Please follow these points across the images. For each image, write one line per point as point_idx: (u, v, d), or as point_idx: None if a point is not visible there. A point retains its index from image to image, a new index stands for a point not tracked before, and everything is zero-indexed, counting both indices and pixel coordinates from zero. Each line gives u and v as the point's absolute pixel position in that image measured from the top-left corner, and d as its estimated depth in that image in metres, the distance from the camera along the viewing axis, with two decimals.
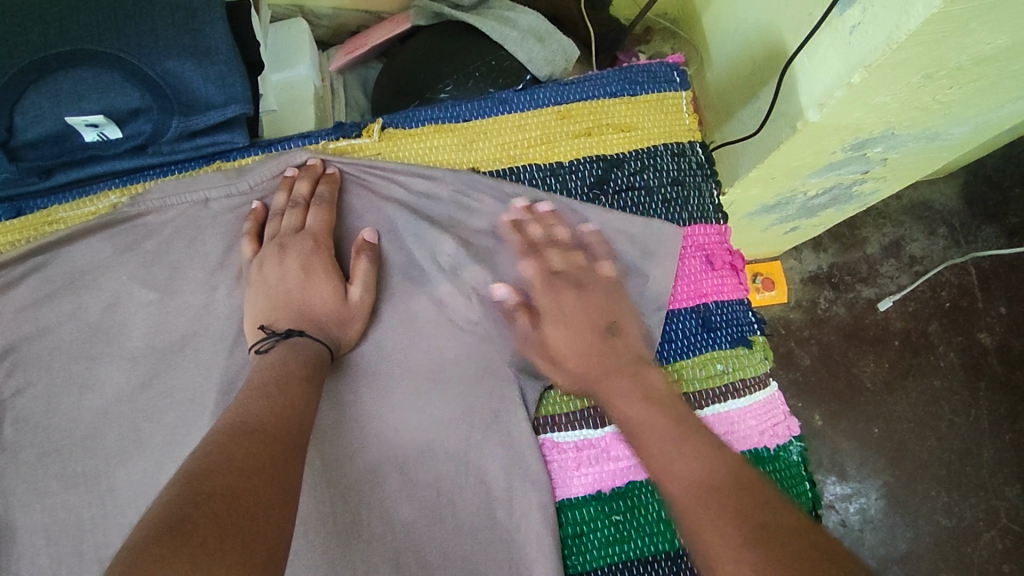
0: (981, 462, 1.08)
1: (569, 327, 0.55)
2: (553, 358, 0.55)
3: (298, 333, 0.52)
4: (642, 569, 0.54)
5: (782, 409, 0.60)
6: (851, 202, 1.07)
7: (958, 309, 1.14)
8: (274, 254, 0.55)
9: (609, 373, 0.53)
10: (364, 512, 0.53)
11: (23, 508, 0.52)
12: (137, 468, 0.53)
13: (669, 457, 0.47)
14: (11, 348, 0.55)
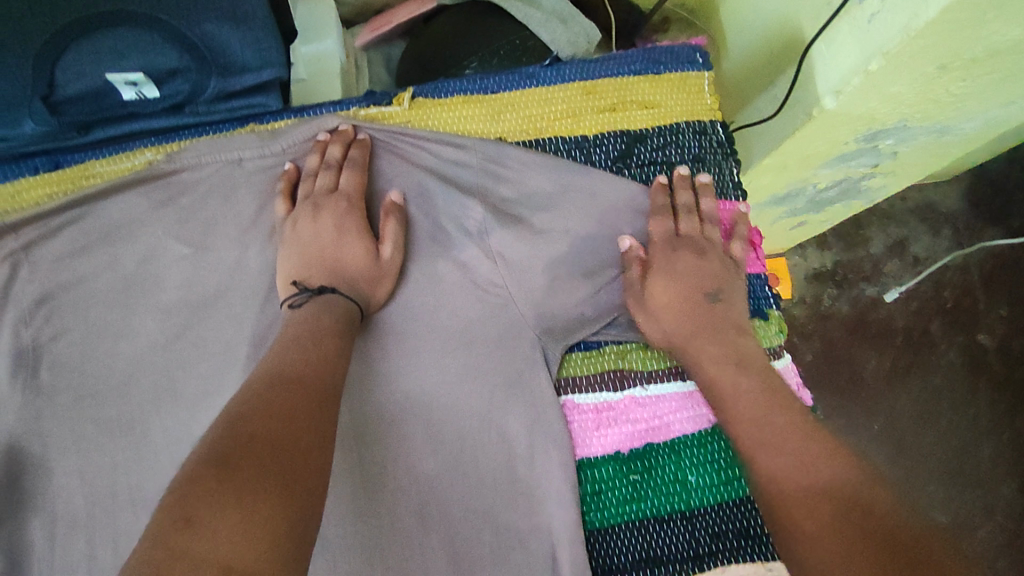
0: (979, 459, 1.10)
1: (674, 282, 0.57)
2: (651, 309, 0.58)
3: (331, 292, 0.53)
4: (658, 527, 0.55)
5: (795, 379, 0.62)
6: (859, 197, 1.09)
7: (959, 308, 1.16)
8: (308, 213, 0.57)
9: (701, 334, 0.56)
10: (392, 466, 0.55)
11: (57, 450, 0.53)
12: (171, 415, 0.55)
13: (751, 426, 0.50)
14: (48, 295, 0.56)
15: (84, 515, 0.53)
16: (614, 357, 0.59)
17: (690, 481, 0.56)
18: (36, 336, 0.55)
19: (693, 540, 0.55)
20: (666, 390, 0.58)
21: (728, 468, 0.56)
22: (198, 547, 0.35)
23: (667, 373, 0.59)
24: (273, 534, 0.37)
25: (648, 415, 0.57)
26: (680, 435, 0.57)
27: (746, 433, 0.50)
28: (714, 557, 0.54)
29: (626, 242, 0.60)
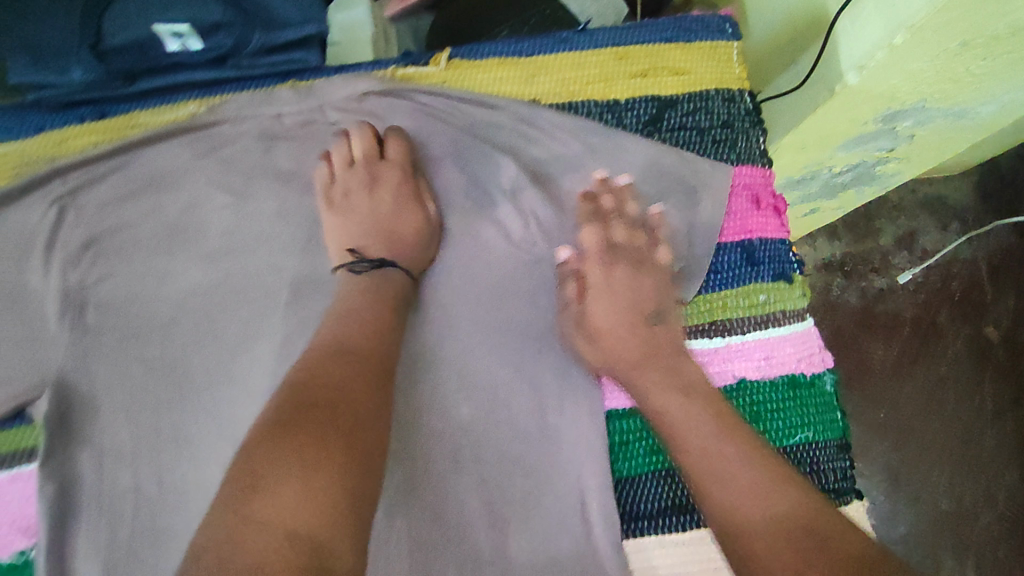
0: (983, 448, 1.10)
1: (615, 300, 0.59)
2: (589, 333, 0.58)
3: (390, 265, 0.56)
4: None
5: (817, 341, 0.61)
6: (873, 183, 1.11)
7: (968, 300, 1.17)
8: (361, 187, 0.60)
9: (641, 362, 0.56)
10: (424, 416, 0.56)
11: (104, 386, 0.56)
12: (215, 355, 0.57)
13: (701, 455, 0.49)
14: (94, 239, 0.58)
15: (128, 450, 0.55)
16: None
17: None
18: (83, 278, 0.57)
19: None
20: (693, 346, 0.60)
21: (753, 422, 0.58)
22: (263, 511, 0.39)
23: (695, 330, 0.60)
24: (329, 498, 0.40)
25: None
26: None
27: (696, 465, 0.49)
28: None
29: (563, 253, 0.61)
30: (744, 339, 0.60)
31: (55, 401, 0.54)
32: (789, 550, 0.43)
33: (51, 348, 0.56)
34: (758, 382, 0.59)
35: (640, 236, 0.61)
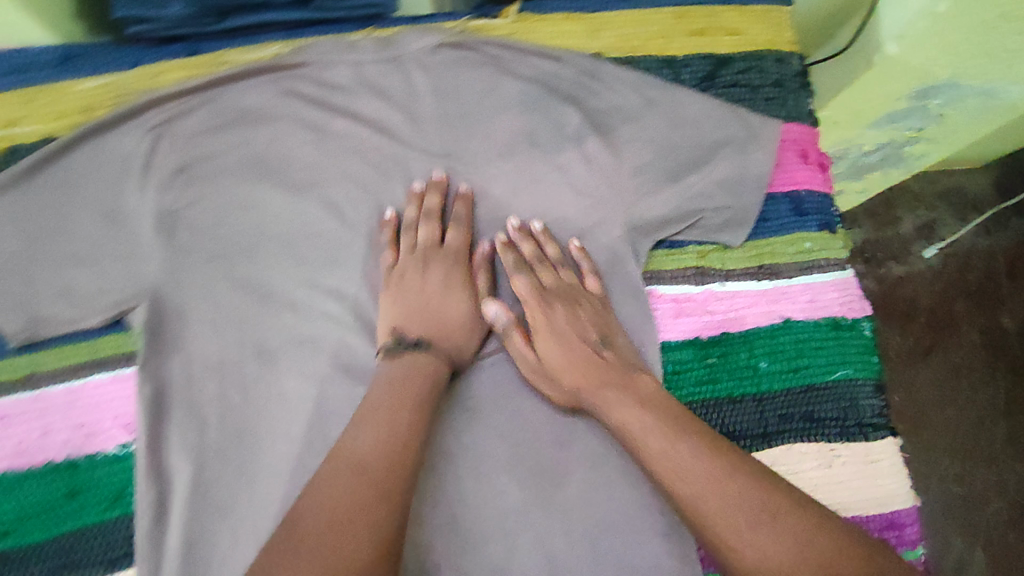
0: (994, 437, 1.10)
1: (562, 339, 0.58)
2: (550, 375, 0.57)
3: (432, 342, 0.57)
4: (730, 406, 0.60)
5: (857, 290, 0.65)
6: (898, 167, 1.12)
7: (984, 292, 1.17)
8: (417, 267, 0.61)
9: (604, 384, 0.55)
10: (492, 341, 0.62)
11: (195, 298, 0.60)
12: (298, 276, 0.62)
13: (668, 458, 0.48)
14: (184, 165, 0.62)
15: (216, 357, 0.59)
16: (697, 256, 0.64)
17: (760, 368, 0.61)
18: (175, 202, 0.61)
19: (761, 419, 0.60)
20: (742, 287, 0.63)
21: (796, 359, 0.62)
22: None
23: (745, 273, 0.64)
24: None
25: (725, 308, 0.63)
26: (753, 328, 0.62)
27: (661, 465, 0.48)
28: (780, 436, 0.60)
29: (491, 310, 0.60)
30: (790, 283, 0.64)
31: (149, 310, 0.59)
32: (746, 522, 0.44)
33: (146, 263, 0.60)
34: (802, 323, 0.63)
35: (567, 275, 0.61)
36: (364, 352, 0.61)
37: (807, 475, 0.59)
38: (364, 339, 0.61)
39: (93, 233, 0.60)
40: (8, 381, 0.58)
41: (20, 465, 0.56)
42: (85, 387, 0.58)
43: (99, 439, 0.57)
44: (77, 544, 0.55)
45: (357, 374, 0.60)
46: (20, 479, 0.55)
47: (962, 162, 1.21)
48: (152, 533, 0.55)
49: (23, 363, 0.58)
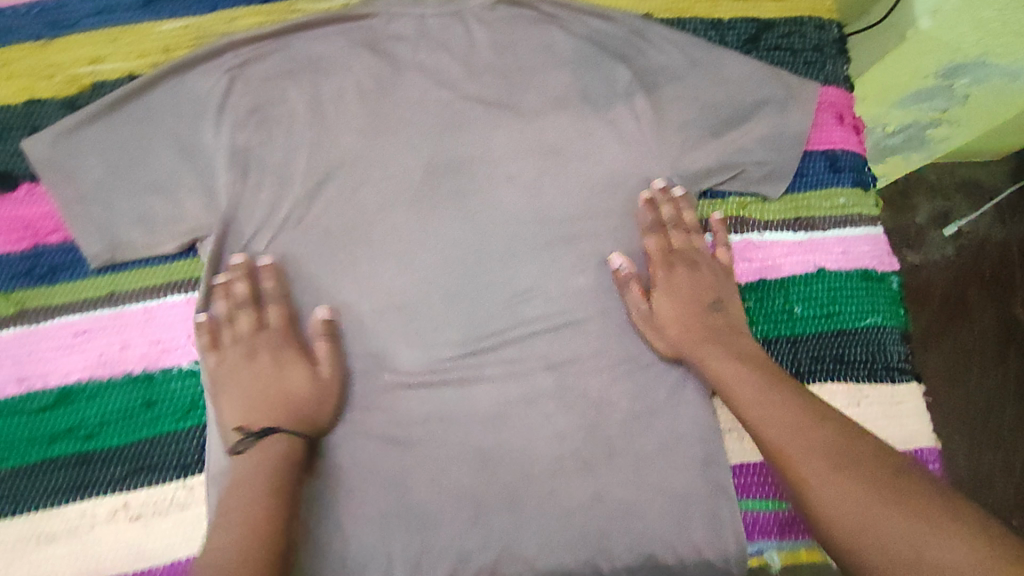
0: (1004, 420, 1.02)
1: (678, 297, 0.63)
2: (658, 325, 0.62)
3: (276, 429, 0.57)
4: (765, 346, 0.64)
5: (887, 246, 0.68)
6: (920, 150, 1.04)
7: (1000, 280, 1.07)
8: (244, 358, 0.60)
9: (705, 340, 0.61)
10: (539, 283, 0.63)
11: (258, 236, 0.63)
12: (354, 215, 0.64)
13: (756, 408, 0.56)
14: (252, 107, 0.65)
15: (275, 290, 0.62)
16: (737, 207, 0.68)
17: (795, 312, 0.65)
18: (247, 141, 0.64)
19: (794, 359, 0.64)
20: (779, 238, 0.67)
21: (829, 305, 0.65)
22: None
23: (782, 224, 0.68)
24: None
25: (763, 256, 0.67)
26: (789, 275, 0.66)
27: (752, 411, 0.56)
28: (811, 375, 0.64)
29: (616, 260, 0.64)
30: (825, 236, 0.67)
31: (216, 239, 0.62)
32: (826, 468, 0.50)
33: (210, 198, 0.63)
34: (835, 273, 0.66)
35: (695, 241, 0.66)
36: (418, 289, 0.63)
37: (836, 413, 0.64)
38: (415, 277, 0.63)
39: (169, 164, 0.62)
40: (90, 299, 0.61)
41: (102, 375, 0.60)
42: (161, 306, 0.62)
43: (173, 355, 0.61)
44: (156, 448, 0.59)
45: (412, 309, 0.62)
46: (101, 388, 0.59)
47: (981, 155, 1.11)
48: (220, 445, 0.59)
49: (104, 283, 0.62)
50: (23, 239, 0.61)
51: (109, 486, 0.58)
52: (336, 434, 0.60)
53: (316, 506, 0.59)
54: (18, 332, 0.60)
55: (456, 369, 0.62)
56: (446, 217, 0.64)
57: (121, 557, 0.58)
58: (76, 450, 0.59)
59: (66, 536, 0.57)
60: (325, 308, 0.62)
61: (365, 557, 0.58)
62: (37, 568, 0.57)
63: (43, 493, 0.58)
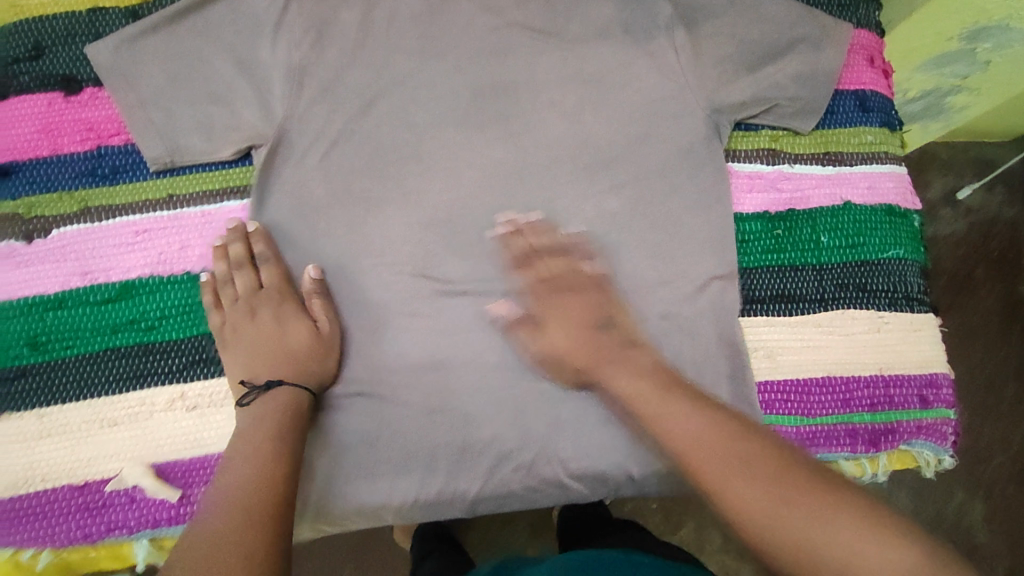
0: (1004, 396, 1.06)
1: (533, 318, 0.62)
2: (557, 358, 0.62)
3: (278, 384, 0.59)
4: (791, 273, 0.68)
5: (910, 184, 0.72)
6: (937, 119, 1.06)
7: (1005, 260, 1.12)
8: (245, 316, 0.61)
9: (604, 363, 0.59)
10: (582, 205, 0.66)
11: (300, 155, 0.64)
12: (403, 136, 0.66)
13: (674, 419, 0.53)
14: (292, 29, 0.64)
15: (325, 199, 0.64)
16: (770, 140, 0.70)
17: (821, 242, 0.68)
18: (291, 59, 0.64)
19: (819, 286, 0.68)
20: (809, 172, 0.70)
21: (855, 236, 0.68)
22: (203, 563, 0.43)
23: (812, 159, 0.70)
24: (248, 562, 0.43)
25: (793, 188, 0.70)
26: (817, 207, 0.69)
27: (657, 419, 0.54)
28: (835, 301, 0.67)
29: (500, 307, 0.64)
30: (852, 170, 0.70)
31: (269, 149, 0.63)
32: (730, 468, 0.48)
33: (253, 113, 0.63)
34: (861, 206, 0.69)
35: (580, 266, 0.64)
36: (462, 207, 0.65)
37: (858, 337, 0.67)
38: (461, 197, 0.65)
39: (226, 76, 0.63)
40: (150, 201, 0.64)
41: (162, 272, 0.63)
42: (217, 211, 0.65)
43: None
44: (212, 344, 0.62)
45: (457, 225, 0.65)
46: (163, 283, 0.63)
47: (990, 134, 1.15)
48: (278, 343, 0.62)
49: (162, 186, 0.64)
50: (87, 140, 0.64)
51: (168, 377, 0.61)
52: (353, 365, 0.63)
53: (365, 404, 0.62)
54: (83, 229, 0.63)
55: (499, 282, 0.65)
56: (492, 138, 0.66)
57: (178, 444, 0.60)
58: (138, 341, 0.62)
59: (127, 421, 0.60)
60: (316, 269, 0.63)
61: (409, 451, 0.62)
62: (100, 449, 0.60)
63: (105, 381, 0.61)
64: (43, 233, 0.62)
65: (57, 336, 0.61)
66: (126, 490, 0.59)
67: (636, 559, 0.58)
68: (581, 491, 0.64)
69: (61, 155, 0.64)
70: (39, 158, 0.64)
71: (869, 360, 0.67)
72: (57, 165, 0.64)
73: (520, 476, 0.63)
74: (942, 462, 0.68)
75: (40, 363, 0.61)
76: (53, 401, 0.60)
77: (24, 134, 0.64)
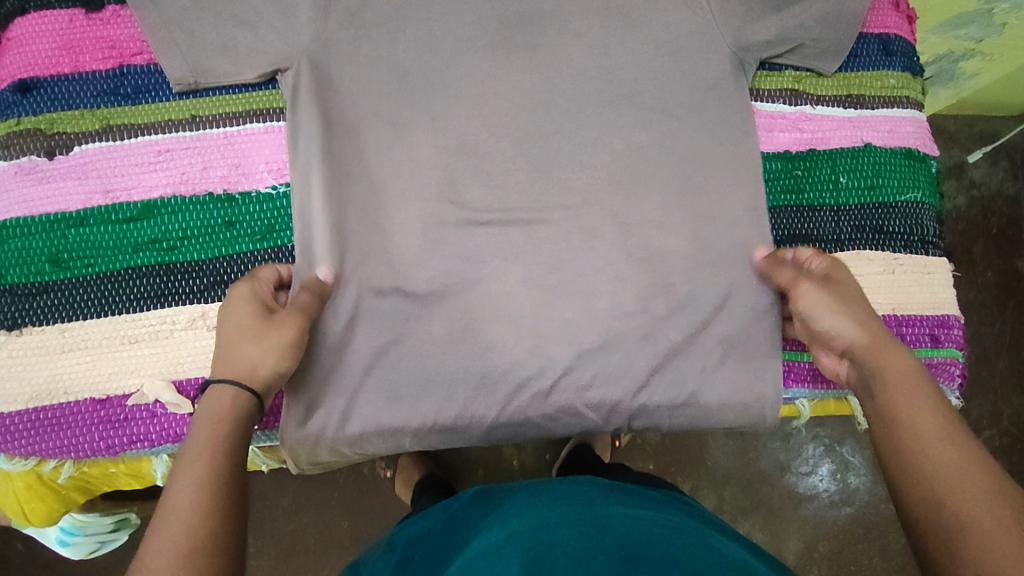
0: (995, 369, 1.12)
1: (854, 286, 0.59)
2: (838, 291, 0.58)
3: (218, 380, 0.51)
4: (810, 212, 0.68)
5: (928, 130, 0.72)
6: (948, 86, 1.06)
7: (1004, 235, 1.16)
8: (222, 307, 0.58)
9: (879, 335, 0.55)
10: (606, 139, 0.66)
11: (324, 81, 0.64)
12: (430, 65, 0.65)
13: (905, 396, 0.50)
14: None
15: (353, 126, 0.64)
16: (794, 80, 0.70)
17: (840, 183, 0.69)
18: None
19: (837, 226, 0.68)
20: (831, 113, 0.70)
21: (873, 178, 0.69)
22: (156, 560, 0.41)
23: (834, 101, 0.71)
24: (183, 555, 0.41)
25: (814, 129, 0.70)
26: (838, 148, 0.70)
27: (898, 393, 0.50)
28: (851, 242, 0.68)
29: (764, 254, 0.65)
30: (873, 113, 0.71)
31: (295, 74, 0.63)
32: (935, 458, 0.45)
33: (276, 34, 0.62)
34: (881, 148, 0.70)
35: None
36: (487, 136, 0.65)
37: (872, 278, 0.67)
38: (485, 130, 0.65)
39: None
40: (173, 121, 0.64)
41: (184, 192, 0.63)
42: (240, 133, 0.64)
43: (250, 179, 0.64)
44: (233, 265, 0.63)
45: (481, 154, 0.65)
46: (184, 203, 0.63)
47: (996, 107, 1.17)
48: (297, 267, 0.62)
49: (185, 107, 0.64)
50: (109, 59, 0.64)
51: (189, 297, 0.62)
52: (374, 294, 0.62)
53: (387, 327, 0.62)
54: (104, 147, 0.62)
55: (523, 215, 0.65)
56: (518, 67, 0.66)
57: (199, 362, 0.61)
58: (161, 260, 0.62)
59: (148, 339, 0.61)
60: (326, 269, 0.62)
61: (427, 379, 0.62)
62: (121, 365, 0.60)
63: (126, 298, 0.61)
64: (65, 149, 0.62)
65: (78, 253, 0.61)
66: (147, 406, 0.59)
67: (633, 493, 0.59)
68: (597, 421, 0.64)
69: (83, 74, 0.63)
70: (60, 75, 0.63)
71: (883, 300, 0.67)
72: (78, 83, 0.63)
73: (537, 403, 0.63)
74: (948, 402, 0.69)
75: (62, 279, 0.61)
76: (73, 317, 0.60)
77: (43, 50, 0.63)
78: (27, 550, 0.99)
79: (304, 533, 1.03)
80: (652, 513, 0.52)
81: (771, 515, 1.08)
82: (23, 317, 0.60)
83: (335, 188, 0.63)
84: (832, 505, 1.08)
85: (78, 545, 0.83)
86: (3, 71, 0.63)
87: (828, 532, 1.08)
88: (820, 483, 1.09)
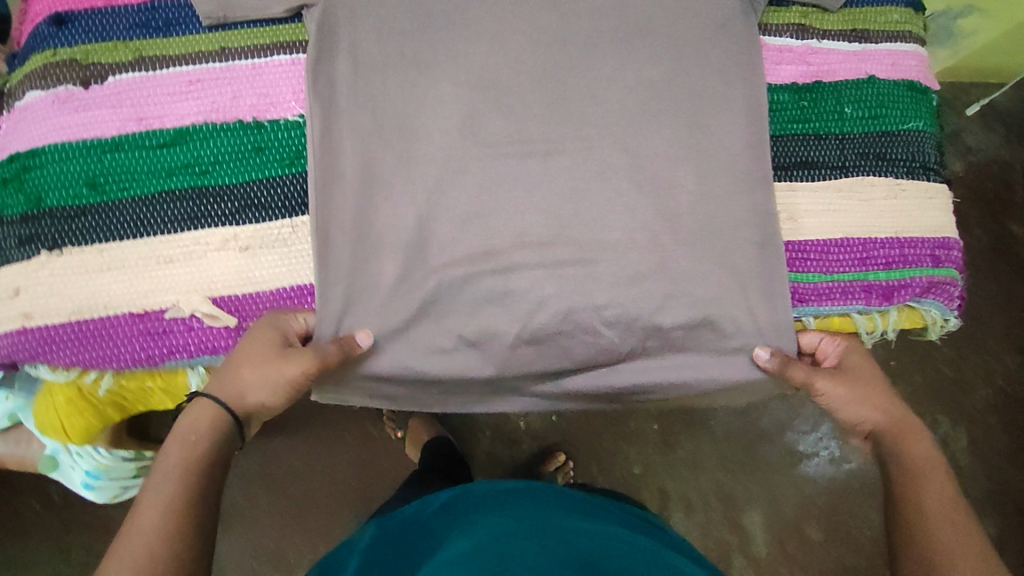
0: (989, 329, 1.15)
1: (861, 375, 0.65)
2: (858, 389, 0.64)
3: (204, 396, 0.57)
4: (816, 141, 0.71)
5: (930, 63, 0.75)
6: (946, 44, 1.08)
7: (997, 197, 1.19)
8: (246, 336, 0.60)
9: (898, 421, 0.64)
10: (618, 79, 0.68)
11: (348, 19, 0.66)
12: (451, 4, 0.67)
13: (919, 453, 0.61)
14: None
15: (378, 59, 0.66)
16: (800, 16, 0.73)
17: (845, 114, 0.72)
18: None
19: (841, 154, 0.71)
20: (835, 47, 0.73)
21: (877, 108, 0.72)
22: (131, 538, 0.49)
23: (839, 35, 0.73)
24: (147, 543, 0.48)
25: (820, 62, 0.72)
26: (843, 80, 0.72)
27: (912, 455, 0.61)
28: (856, 168, 0.71)
29: (763, 353, 0.66)
30: (877, 47, 0.73)
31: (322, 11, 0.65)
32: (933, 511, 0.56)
33: None
34: (885, 81, 0.72)
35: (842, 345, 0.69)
36: (507, 71, 0.67)
37: (876, 203, 0.70)
38: (501, 68, 0.67)
39: None
40: (202, 52, 0.66)
41: (215, 120, 0.65)
42: (268, 65, 0.66)
43: (279, 108, 0.66)
44: (263, 189, 0.65)
45: (500, 88, 0.67)
46: (214, 130, 0.65)
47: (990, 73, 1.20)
48: (325, 193, 0.64)
49: (215, 39, 0.66)
50: None
51: (221, 220, 0.64)
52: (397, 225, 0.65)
53: (409, 257, 0.65)
54: (138, 77, 0.65)
55: (537, 150, 0.67)
56: (535, 6, 0.68)
57: (233, 283, 0.64)
58: (192, 185, 0.64)
59: (181, 259, 0.63)
60: (365, 333, 0.63)
61: (446, 305, 0.66)
62: (158, 283, 0.63)
63: (160, 220, 0.63)
64: (100, 79, 0.64)
65: (114, 177, 0.63)
66: (184, 319, 0.63)
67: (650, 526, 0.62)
68: (613, 337, 0.67)
69: (115, 7, 0.66)
70: (93, 8, 0.65)
71: (888, 223, 0.70)
72: (111, 16, 0.65)
73: (556, 322, 0.66)
74: (946, 319, 0.72)
75: (98, 202, 0.63)
76: (109, 238, 0.62)
77: None
78: (42, 505, 1.01)
79: (312, 487, 1.05)
80: (610, 528, 0.56)
81: (765, 470, 1.10)
82: (60, 238, 0.62)
83: (361, 117, 0.65)
84: (832, 463, 1.11)
85: (102, 488, 0.86)
86: (41, 7, 0.66)
87: (826, 485, 1.10)
88: (821, 440, 1.11)
